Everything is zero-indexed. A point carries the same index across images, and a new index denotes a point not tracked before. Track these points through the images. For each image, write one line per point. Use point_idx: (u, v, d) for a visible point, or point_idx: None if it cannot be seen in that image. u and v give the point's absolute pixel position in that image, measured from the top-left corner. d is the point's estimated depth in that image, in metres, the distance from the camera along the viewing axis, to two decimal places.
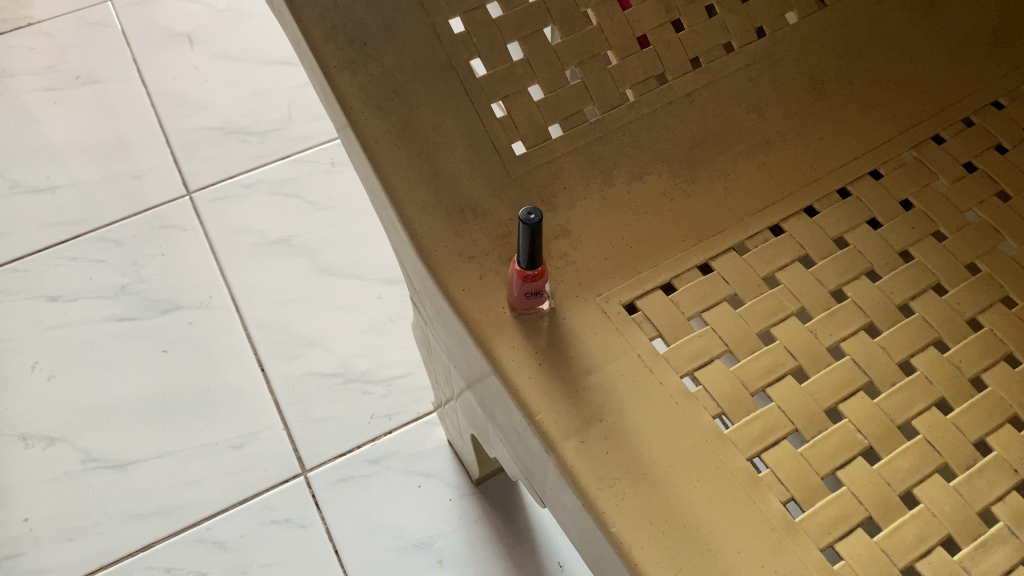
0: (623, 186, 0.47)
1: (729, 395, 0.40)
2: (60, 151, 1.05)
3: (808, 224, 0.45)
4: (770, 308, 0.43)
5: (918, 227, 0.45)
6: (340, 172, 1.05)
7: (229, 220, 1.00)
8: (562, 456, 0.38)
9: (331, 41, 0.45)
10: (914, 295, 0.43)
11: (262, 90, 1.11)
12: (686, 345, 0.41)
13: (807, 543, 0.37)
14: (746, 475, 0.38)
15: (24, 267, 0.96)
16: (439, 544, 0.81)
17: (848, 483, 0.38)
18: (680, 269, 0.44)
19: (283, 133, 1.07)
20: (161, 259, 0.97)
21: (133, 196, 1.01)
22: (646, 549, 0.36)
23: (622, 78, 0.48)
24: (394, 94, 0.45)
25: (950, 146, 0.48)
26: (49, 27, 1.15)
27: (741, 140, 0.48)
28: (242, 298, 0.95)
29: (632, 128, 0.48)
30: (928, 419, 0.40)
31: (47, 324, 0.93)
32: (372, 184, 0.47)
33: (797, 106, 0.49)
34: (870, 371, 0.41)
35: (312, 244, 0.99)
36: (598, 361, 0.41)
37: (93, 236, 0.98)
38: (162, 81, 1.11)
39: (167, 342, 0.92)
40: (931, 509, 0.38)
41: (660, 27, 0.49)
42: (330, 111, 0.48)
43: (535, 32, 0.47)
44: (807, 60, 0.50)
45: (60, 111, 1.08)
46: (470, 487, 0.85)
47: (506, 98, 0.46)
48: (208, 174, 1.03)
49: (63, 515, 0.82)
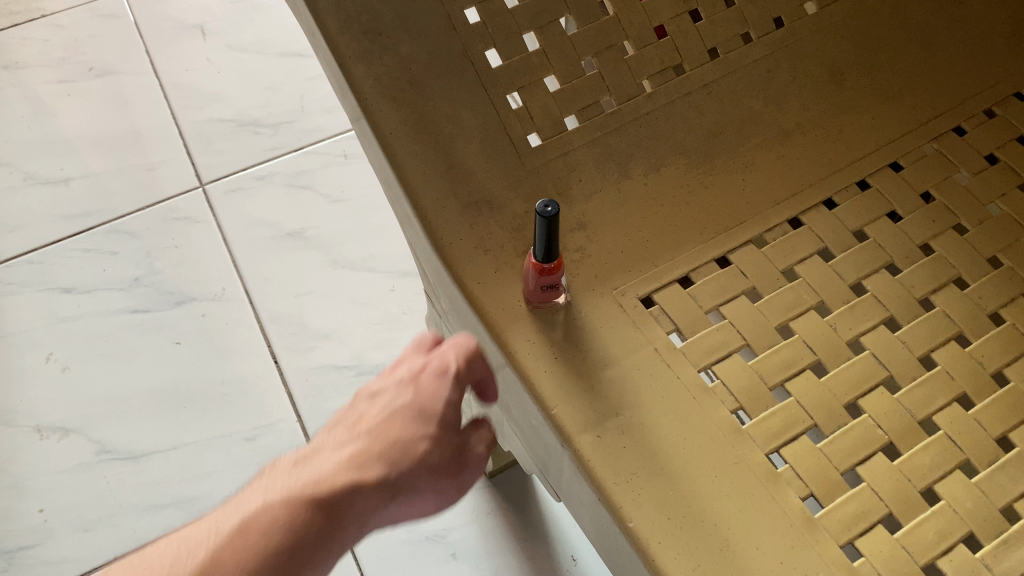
0: (639, 178, 0.46)
1: (747, 389, 0.40)
2: (75, 143, 1.02)
3: (828, 216, 0.45)
4: (788, 302, 0.42)
5: (939, 220, 0.45)
6: (353, 165, 1.02)
7: (242, 213, 0.98)
8: (578, 450, 0.38)
9: (346, 32, 0.44)
10: (935, 289, 0.43)
11: (275, 82, 1.08)
12: (703, 339, 0.41)
13: (825, 540, 0.36)
14: (764, 470, 0.38)
15: (38, 259, 0.93)
16: (451, 537, 0.77)
17: (868, 479, 0.38)
18: (697, 262, 0.44)
19: (296, 126, 1.04)
20: (174, 251, 0.95)
21: (147, 189, 0.98)
22: (663, 545, 0.35)
23: (639, 69, 0.48)
24: (410, 85, 0.45)
25: (971, 138, 0.47)
26: (61, 19, 1.11)
27: (759, 132, 0.48)
28: (256, 291, 0.93)
29: (648, 119, 0.47)
30: (949, 415, 0.39)
31: (62, 316, 0.91)
32: (386, 176, 0.47)
33: (816, 98, 0.49)
34: (890, 366, 0.41)
35: (326, 236, 0.97)
36: (614, 355, 0.40)
37: (106, 228, 0.96)
38: (176, 73, 1.07)
39: (181, 335, 0.91)
40: (952, 506, 0.37)
41: (678, 17, 0.48)
42: (345, 103, 0.48)
43: (552, 22, 0.47)
44: (826, 50, 0.50)
45: (74, 103, 1.05)
46: (484, 480, 0.80)
47: (522, 89, 0.46)
48: (222, 167, 1.00)
49: (78, 506, 0.81)
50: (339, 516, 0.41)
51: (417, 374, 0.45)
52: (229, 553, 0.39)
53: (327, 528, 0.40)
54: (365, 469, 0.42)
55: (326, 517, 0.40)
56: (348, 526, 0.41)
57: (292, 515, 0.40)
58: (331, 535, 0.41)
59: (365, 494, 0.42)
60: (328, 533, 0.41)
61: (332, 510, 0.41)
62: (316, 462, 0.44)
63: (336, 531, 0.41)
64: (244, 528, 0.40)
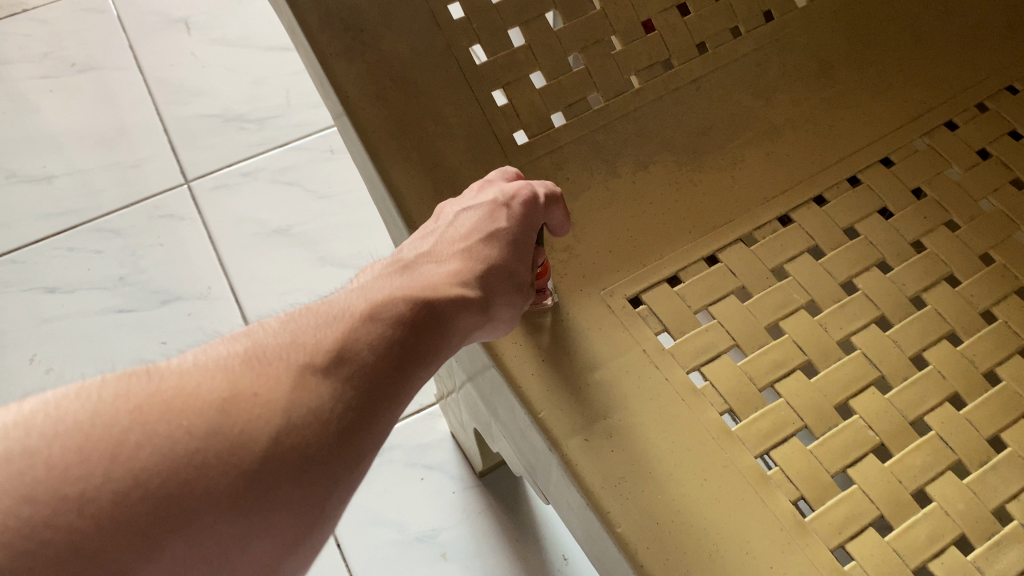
0: (628, 175, 0.45)
1: (737, 390, 0.39)
2: (59, 140, 0.98)
3: (818, 213, 0.44)
4: (779, 301, 0.41)
5: (930, 217, 0.44)
6: (340, 160, 0.99)
7: (228, 210, 0.94)
8: (566, 454, 0.37)
9: (327, 29, 0.43)
10: (927, 287, 0.42)
11: (261, 77, 1.04)
12: (692, 339, 0.40)
13: (816, 543, 0.36)
14: (754, 473, 0.37)
15: (22, 258, 0.91)
16: (442, 537, 0.76)
17: (859, 482, 0.37)
18: (685, 262, 0.43)
19: (282, 121, 1.00)
20: (160, 250, 0.92)
21: (132, 186, 0.95)
22: (652, 550, 0.35)
23: (626, 64, 0.47)
24: (393, 83, 0.44)
25: (963, 132, 0.47)
26: (45, 14, 1.07)
27: (749, 128, 0.47)
28: (243, 290, 0.89)
29: (636, 116, 0.47)
30: (941, 415, 0.39)
31: (46, 316, 0.87)
32: (370, 175, 0.46)
33: (806, 92, 0.48)
34: (881, 366, 0.40)
35: (312, 233, 0.93)
36: (602, 357, 0.40)
37: (90, 226, 0.93)
38: (160, 68, 1.03)
39: (167, 334, 0.87)
40: (943, 507, 0.37)
41: (666, 11, 0.48)
42: (328, 100, 0.47)
43: (538, 17, 0.46)
44: (816, 44, 0.49)
45: (57, 100, 1.01)
46: (474, 480, 0.79)
47: (507, 86, 0.45)
48: (207, 163, 0.97)
49: None
50: (446, 324, 0.35)
51: (508, 197, 0.40)
52: (333, 326, 0.32)
53: (433, 329, 0.34)
54: (467, 269, 0.38)
55: (437, 323, 0.35)
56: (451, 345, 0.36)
57: (403, 292, 0.35)
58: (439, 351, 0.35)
59: (468, 317, 0.36)
60: (432, 345, 0.34)
61: (441, 315, 0.35)
62: (410, 261, 0.38)
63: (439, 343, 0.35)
64: (349, 310, 0.33)
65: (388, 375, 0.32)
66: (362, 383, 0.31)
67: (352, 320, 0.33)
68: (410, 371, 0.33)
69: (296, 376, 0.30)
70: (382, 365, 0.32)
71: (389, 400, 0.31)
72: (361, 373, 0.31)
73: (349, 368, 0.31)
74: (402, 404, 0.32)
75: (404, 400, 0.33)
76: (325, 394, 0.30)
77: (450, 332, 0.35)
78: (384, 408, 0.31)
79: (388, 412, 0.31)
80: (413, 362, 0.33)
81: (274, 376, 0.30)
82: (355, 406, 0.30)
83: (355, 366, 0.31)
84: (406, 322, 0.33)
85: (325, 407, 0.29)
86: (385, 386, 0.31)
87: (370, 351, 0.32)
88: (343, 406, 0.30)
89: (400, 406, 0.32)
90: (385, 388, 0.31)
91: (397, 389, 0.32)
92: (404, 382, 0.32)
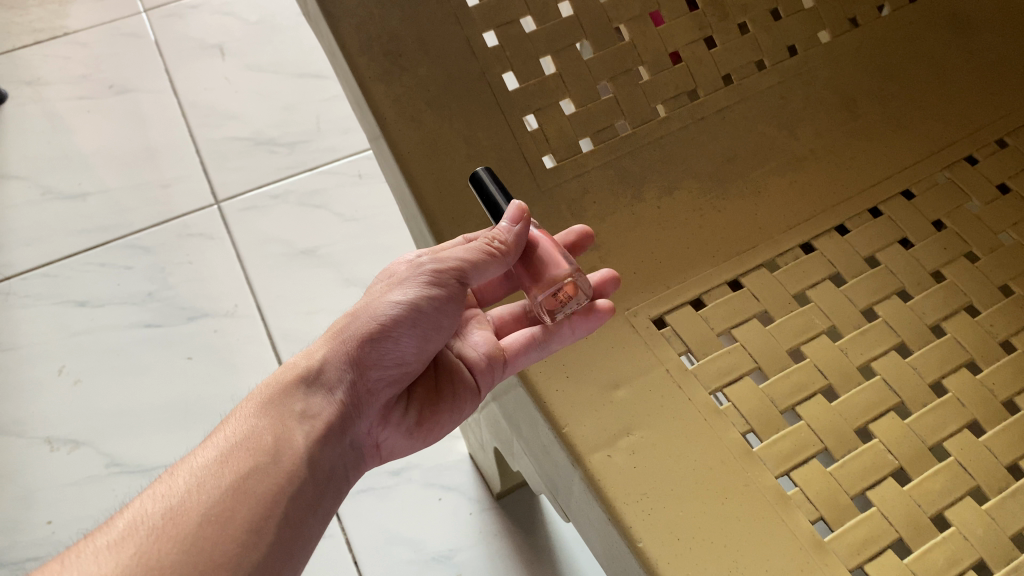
0: (653, 200, 0.46)
1: (758, 412, 0.40)
2: (91, 159, 1.01)
3: (840, 242, 0.45)
4: (800, 326, 0.42)
5: (951, 247, 0.45)
6: (368, 184, 1.00)
7: (257, 230, 0.96)
8: (590, 469, 0.38)
9: (366, 53, 0.46)
10: (945, 316, 0.43)
11: (292, 102, 1.06)
12: (715, 361, 0.41)
13: (833, 562, 0.36)
14: (773, 493, 0.38)
15: (54, 272, 0.92)
16: (458, 558, 0.76)
17: (879, 505, 0.38)
18: (709, 286, 0.44)
19: (312, 145, 1.02)
20: (187, 267, 0.93)
21: (162, 204, 0.97)
22: (671, 565, 0.36)
23: (653, 93, 0.48)
24: (429, 106, 0.46)
25: (984, 167, 0.48)
26: (84, 37, 1.10)
27: (772, 158, 0.48)
28: (267, 308, 0.91)
29: (663, 144, 0.48)
30: (960, 441, 0.39)
31: (74, 330, 0.89)
32: (402, 192, 0.48)
33: (828, 125, 0.49)
34: (901, 392, 0.41)
35: (338, 255, 0.95)
36: (626, 376, 0.41)
37: (122, 242, 0.95)
38: (194, 92, 1.06)
39: (192, 349, 0.88)
40: (961, 532, 0.37)
41: (693, 43, 0.49)
42: (364, 122, 0.50)
43: (569, 47, 0.47)
44: (839, 78, 0.50)
45: (93, 121, 1.04)
46: (492, 501, 0.79)
47: (538, 112, 0.47)
48: (237, 184, 0.99)
49: (86, 518, 0.77)
50: (273, 405, 0.39)
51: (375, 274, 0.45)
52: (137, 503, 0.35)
53: (260, 420, 0.38)
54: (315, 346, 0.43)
55: (263, 410, 0.38)
56: (298, 411, 0.39)
57: (234, 418, 0.39)
58: (282, 430, 0.38)
59: (309, 371, 0.41)
60: (267, 429, 0.37)
61: (267, 404, 0.39)
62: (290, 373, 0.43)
63: (271, 418, 0.38)
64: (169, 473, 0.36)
65: (211, 487, 0.34)
66: (168, 519, 0.33)
67: (167, 476, 0.36)
68: (243, 470, 0.35)
69: (95, 556, 0.32)
70: (192, 491, 0.34)
71: (212, 514, 0.33)
72: (164, 507, 0.33)
73: (146, 516, 0.33)
74: (247, 499, 0.34)
75: (247, 492, 0.35)
76: (130, 547, 0.32)
77: (286, 407, 0.39)
78: (214, 519, 0.33)
79: (222, 507, 0.34)
80: (240, 462, 0.36)
81: (76, 566, 0.32)
82: (164, 541, 0.32)
83: (156, 514, 0.33)
84: (222, 439, 0.37)
85: (128, 561, 0.31)
86: (201, 503, 0.34)
87: (178, 484, 0.35)
88: (144, 549, 0.32)
89: (241, 501, 0.34)
90: (202, 508, 0.33)
91: (228, 495, 0.34)
92: (238, 484, 0.35)
